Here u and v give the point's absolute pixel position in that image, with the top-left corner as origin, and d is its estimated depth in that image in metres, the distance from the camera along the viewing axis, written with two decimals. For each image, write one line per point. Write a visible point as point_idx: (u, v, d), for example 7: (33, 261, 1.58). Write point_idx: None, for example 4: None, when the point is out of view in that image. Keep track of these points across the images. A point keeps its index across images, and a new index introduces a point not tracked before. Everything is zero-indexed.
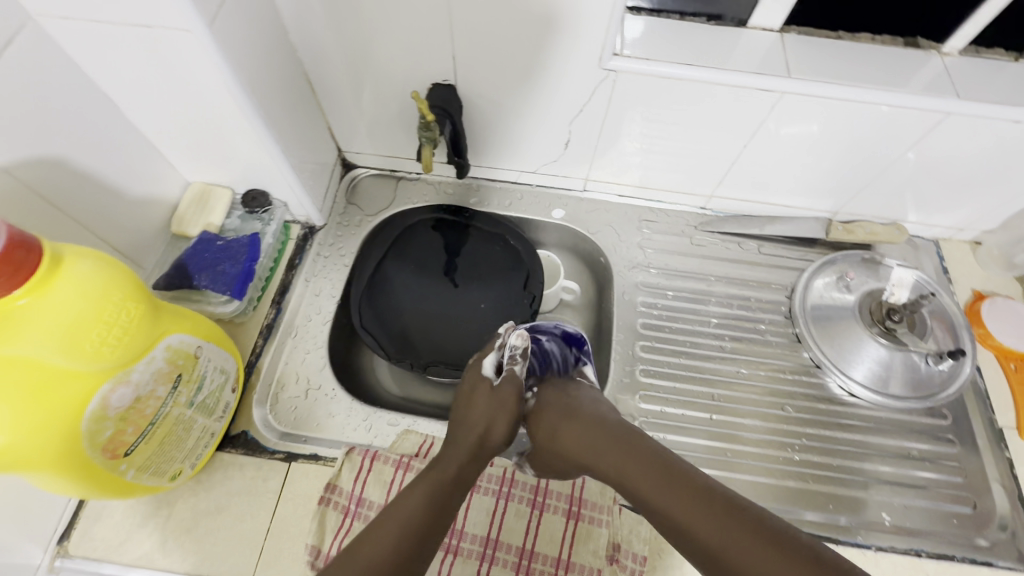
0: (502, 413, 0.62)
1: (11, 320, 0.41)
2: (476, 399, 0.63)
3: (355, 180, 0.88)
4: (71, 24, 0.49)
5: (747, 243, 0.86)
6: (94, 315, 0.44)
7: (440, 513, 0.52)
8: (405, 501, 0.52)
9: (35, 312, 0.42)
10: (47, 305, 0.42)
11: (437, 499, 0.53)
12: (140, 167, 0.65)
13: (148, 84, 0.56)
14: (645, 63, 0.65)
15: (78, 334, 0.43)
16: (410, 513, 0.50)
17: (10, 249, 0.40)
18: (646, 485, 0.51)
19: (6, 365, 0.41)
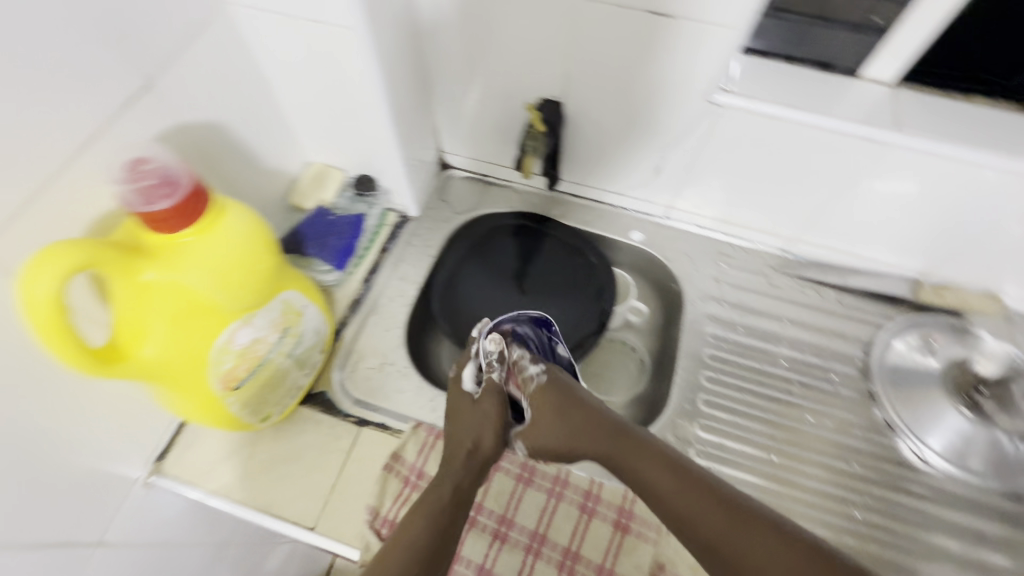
0: (486, 426, 0.62)
1: (179, 254, 0.46)
2: (461, 411, 0.63)
3: (449, 179, 0.94)
4: (257, 14, 0.58)
5: (825, 292, 0.85)
6: (240, 261, 0.49)
7: (445, 537, 0.54)
8: (407, 531, 0.54)
9: (197, 250, 0.46)
10: (208, 243, 0.47)
11: (439, 523, 0.55)
12: (277, 141, 0.73)
13: (301, 71, 0.64)
14: (753, 102, 0.67)
15: (227, 275, 0.48)
16: (417, 541, 0.53)
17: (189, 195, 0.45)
18: (658, 485, 0.54)
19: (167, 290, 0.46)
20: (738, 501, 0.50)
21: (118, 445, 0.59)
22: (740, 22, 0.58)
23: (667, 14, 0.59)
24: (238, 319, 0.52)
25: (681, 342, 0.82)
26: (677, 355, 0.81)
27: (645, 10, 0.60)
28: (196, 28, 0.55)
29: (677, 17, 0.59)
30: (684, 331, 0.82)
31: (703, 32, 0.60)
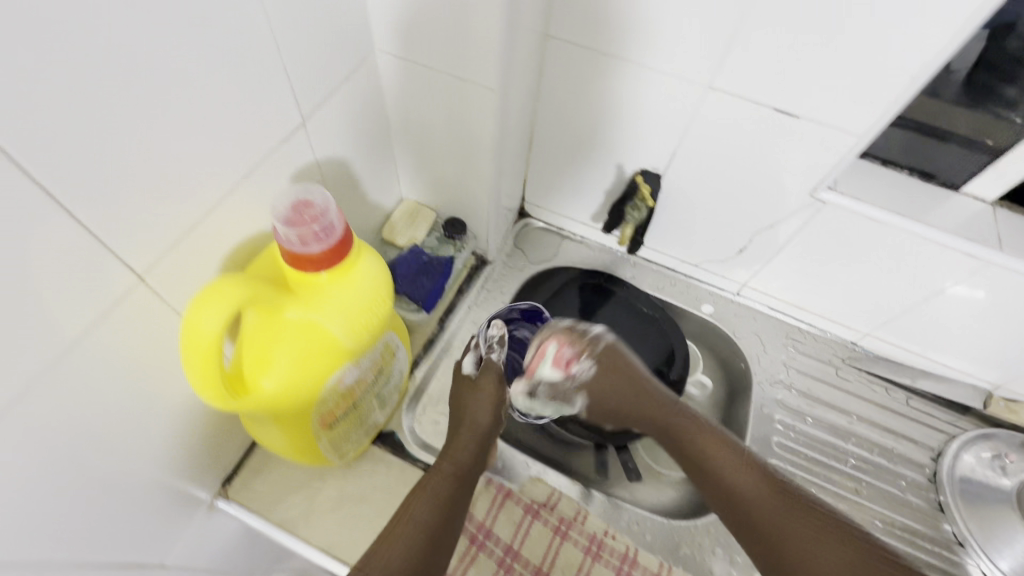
0: (485, 409, 0.68)
1: (319, 295, 0.46)
2: (463, 398, 0.69)
3: (525, 228, 0.95)
4: (400, 63, 0.60)
5: (895, 391, 0.85)
6: (367, 305, 0.50)
7: (446, 517, 0.57)
8: (413, 511, 0.57)
9: (335, 293, 0.47)
10: (344, 286, 0.47)
11: (442, 504, 0.58)
12: (381, 178, 0.74)
13: (425, 117, 0.66)
14: (858, 203, 0.67)
15: (355, 317, 0.49)
16: (421, 519, 0.56)
17: (342, 240, 0.45)
18: (723, 465, 0.58)
19: (301, 329, 0.46)
20: (790, 493, 0.56)
21: (198, 467, 0.58)
22: (866, 131, 0.58)
23: (793, 112, 0.60)
24: (350, 360, 0.51)
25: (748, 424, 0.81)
26: (745, 439, 0.80)
27: (771, 106, 0.61)
28: (346, 72, 0.57)
29: (802, 117, 0.60)
30: (751, 414, 0.82)
31: (826, 135, 0.61)
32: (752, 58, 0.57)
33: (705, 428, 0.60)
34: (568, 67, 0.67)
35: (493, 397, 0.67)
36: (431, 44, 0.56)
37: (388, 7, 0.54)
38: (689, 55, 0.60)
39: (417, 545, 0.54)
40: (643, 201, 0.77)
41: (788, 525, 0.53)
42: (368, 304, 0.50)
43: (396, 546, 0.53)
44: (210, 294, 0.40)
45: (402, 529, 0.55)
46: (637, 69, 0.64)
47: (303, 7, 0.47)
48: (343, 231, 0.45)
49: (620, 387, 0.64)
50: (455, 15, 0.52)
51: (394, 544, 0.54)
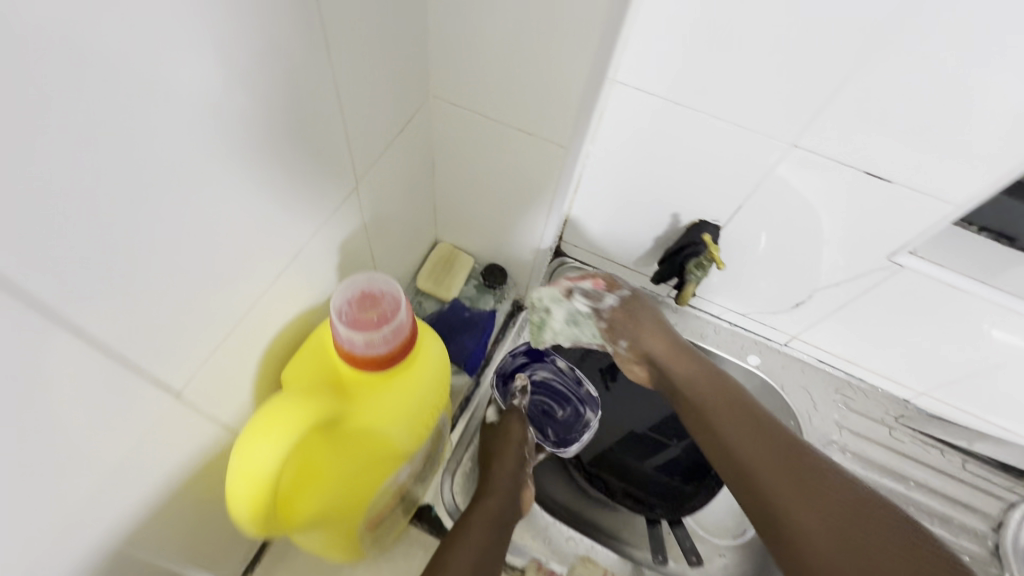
0: (513, 455, 0.65)
1: (381, 400, 0.42)
2: (492, 444, 0.66)
3: (560, 267, 0.89)
4: (458, 111, 0.54)
5: (949, 454, 0.81)
6: (429, 402, 0.46)
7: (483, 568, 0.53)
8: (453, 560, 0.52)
9: (397, 396, 0.43)
10: (408, 387, 0.43)
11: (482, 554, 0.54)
12: (419, 224, 0.68)
13: (476, 166, 0.60)
14: (941, 269, 0.63)
15: (417, 418, 0.45)
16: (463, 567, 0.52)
17: (407, 338, 0.42)
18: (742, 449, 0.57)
19: (360, 439, 0.42)
20: (817, 478, 0.52)
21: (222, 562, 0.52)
22: (965, 200, 0.54)
23: (885, 177, 0.56)
24: (405, 463, 0.47)
25: None
26: None
27: (861, 169, 0.56)
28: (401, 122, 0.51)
29: (894, 181, 0.56)
30: None
31: (918, 201, 0.56)
32: (848, 118, 0.53)
33: (728, 399, 0.62)
34: (630, 115, 0.61)
35: (518, 438, 0.66)
36: (497, 95, 0.50)
37: (457, 53, 0.48)
38: (773, 111, 0.55)
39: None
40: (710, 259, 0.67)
41: (807, 507, 0.50)
42: (430, 402, 0.46)
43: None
44: (269, 422, 0.36)
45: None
46: (710, 120, 0.58)
47: (360, 58, 0.41)
48: (410, 329, 0.42)
49: (664, 346, 0.67)
50: (535, 69, 0.46)
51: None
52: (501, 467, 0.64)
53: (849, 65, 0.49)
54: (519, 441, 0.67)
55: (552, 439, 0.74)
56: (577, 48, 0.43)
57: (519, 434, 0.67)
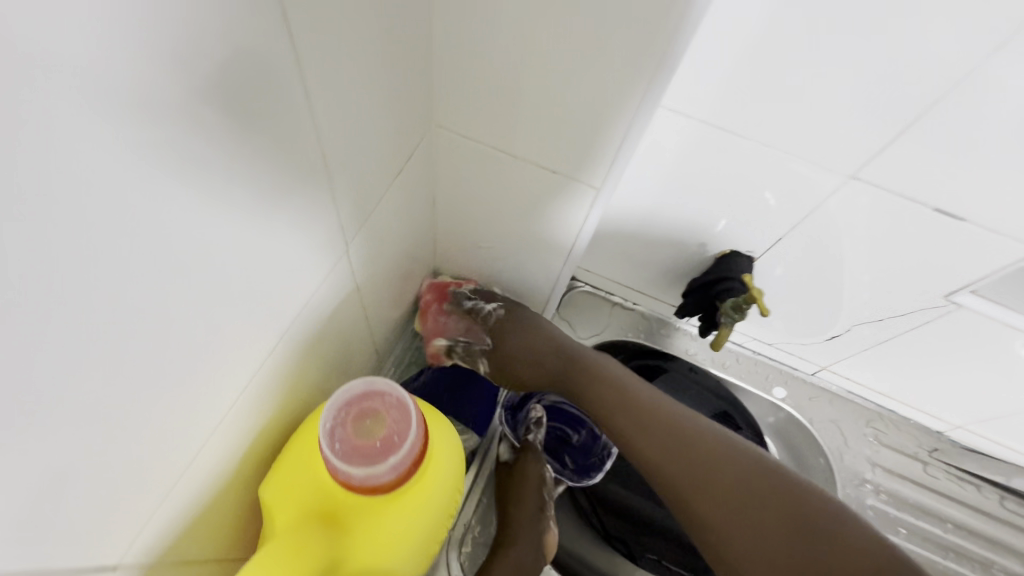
0: (530, 505, 0.63)
1: (388, 531, 0.44)
2: (509, 492, 0.63)
3: (569, 292, 0.81)
4: (466, 143, 0.46)
5: (986, 489, 0.76)
6: (440, 512, 0.48)
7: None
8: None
9: (406, 521, 0.45)
10: (415, 510, 0.45)
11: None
12: (416, 262, 0.59)
13: (488, 202, 0.52)
14: (1000, 310, 0.56)
15: (431, 531, 0.47)
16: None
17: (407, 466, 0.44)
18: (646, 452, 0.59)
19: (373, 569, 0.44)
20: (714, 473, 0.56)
21: None
22: None
23: (957, 215, 0.49)
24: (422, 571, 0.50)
25: None
26: None
27: (931, 205, 0.49)
28: (397, 159, 0.43)
29: (966, 220, 0.49)
30: None
31: (990, 242, 0.50)
32: (921, 152, 0.45)
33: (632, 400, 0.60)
34: (662, 138, 0.53)
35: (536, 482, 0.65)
36: (511, 125, 0.42)
37: (466, 78, 0.40)
38: (833, 140, 0.47)
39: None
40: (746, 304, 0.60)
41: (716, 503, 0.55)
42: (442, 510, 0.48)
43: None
44: None
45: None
46: (756, 148, 0.51)
47: (340, 92, 0.33)
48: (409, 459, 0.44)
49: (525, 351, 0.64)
50: (566, 101, 0.38)
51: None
52: (518, 518, 0.61)
53: (930, 94, 0.41)
54: (536, 486, 0.65)
55: (570, 469, 0.69)
56: (622, 81, 0.36)
57: (535, 481, 0.65)
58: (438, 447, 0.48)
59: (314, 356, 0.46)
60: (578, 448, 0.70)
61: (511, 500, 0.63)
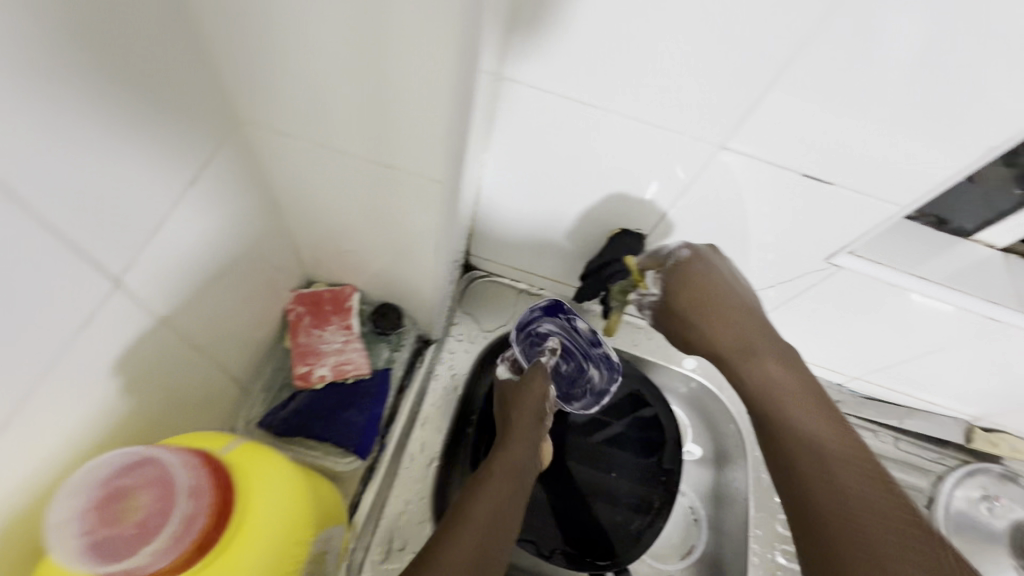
0: (529, 412, 0.59)
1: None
2: (512, 402, 0.60)
3: (471, 283, 0.76)
4: (284, 141, 0.38)
5: (883, 434, 0.79)
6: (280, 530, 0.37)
7: (502, 520, 0.47)
8: (473, 507, 0.46)
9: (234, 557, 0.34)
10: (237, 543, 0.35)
11: (502, 504, 0.48)
12: (275, 275, 0.52)
13: (337, 205, 0.45)
14: (882, 268, 0.57)
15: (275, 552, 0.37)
16: (482, 513, 0.46)
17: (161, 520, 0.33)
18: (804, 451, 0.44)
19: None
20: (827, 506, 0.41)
21: None
22: (912, 200, 0.47)
23: (826, 179, 0.48)
24: None
25: (744, 504, 0.71)
26: (746, 518, 0.70)
27: (798, 170, 0.47)
28: (196, 167, 0.35)
29: (834, 183, 0.48)
30: (751, 489, 0.71)
31: (860, 204, 0.49)
32: (783, 116, 0.43)
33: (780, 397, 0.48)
34: (529, 118, 0.50)
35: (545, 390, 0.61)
36: (326, 113, 0.35)
37: (254, 60, 0.33)
38: (700, 109, 0.44)
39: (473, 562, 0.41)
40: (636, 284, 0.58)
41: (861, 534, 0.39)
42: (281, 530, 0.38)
43: (460, 543, 0.42)
44: None
45: (468, 523, 0.45)
46: (620, 122, 0.48)
47: (79, 98, 0.25)
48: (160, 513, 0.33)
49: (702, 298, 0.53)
50: (378, 85, 0.32)
51: (462, 534, 0.43)
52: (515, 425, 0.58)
53: (784, 56, 0.39)
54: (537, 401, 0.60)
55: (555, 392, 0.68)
56: (426, 56, 0.29)
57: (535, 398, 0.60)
58: (257, 523, 0.36)
59: (156, 403, 0.39)
60: (566, 378, 0.68)
61: (514, 411, 0.59)
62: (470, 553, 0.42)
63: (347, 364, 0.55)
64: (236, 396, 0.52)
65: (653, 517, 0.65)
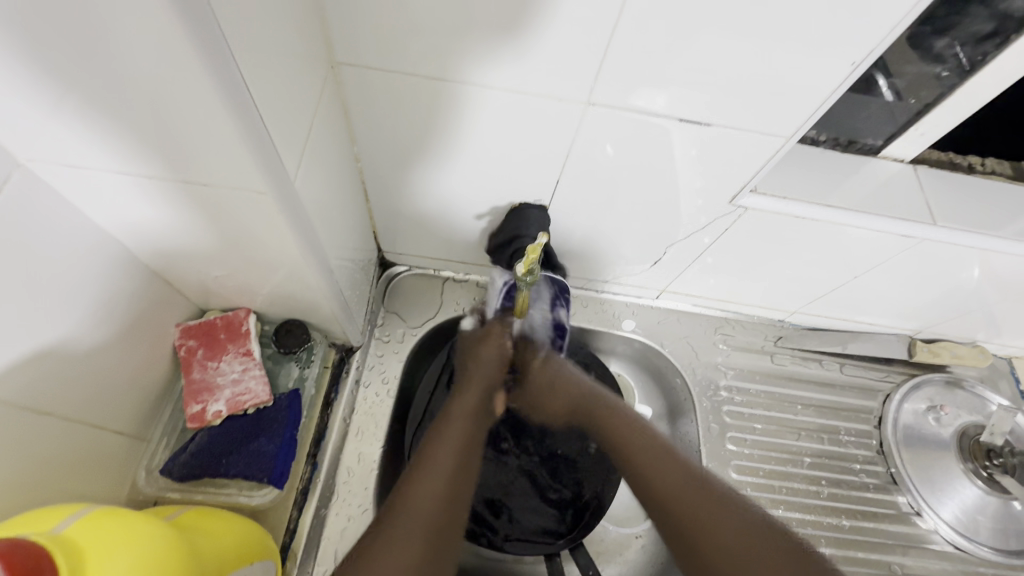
0: (486, 363, 0.59)
1: (104, 537, 0.32)
2: (467, 354, 0.60)
3: (392, 281, 0.73)
4: (85, 173, 0.36)
5: (828, 362, 0.78)
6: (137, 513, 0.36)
7: (466, 466, 0.48)
8: (437, 456, 0.47)
9: (112, 529, 0.33)
10: (102, 519, 0.33)
11: (466, 450, 0.49)
12: (154, 313, 0.49)
13: (179, 232, 0.42)
14: (784, 202, 0.55)
15: (150, 527, 0.35)
16: (443, 462, 0.46)
17: (21, 553, 0.28)
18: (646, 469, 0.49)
19: (133, 561, 0.32)
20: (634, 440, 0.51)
21: None
22: (796, 131, 0.46)
23: (702, 120, 0.46)
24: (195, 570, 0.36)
25: (699, 456, 0.71)
26: None
27: (676, 117, 0.46)
28: None
29: (713, 124, 0.46)
30: (702, 440, 0.71)
31: (742, 139, 0.48)
32: (636, 60, 0.41)
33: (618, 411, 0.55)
34: (393, 101, 0.47)
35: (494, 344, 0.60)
36: (111, 136, 0.32)
37: (2, 93, 0.29)
38: (550, 70, 0.43)
39: (445, 502, 0.44)
40: (525, 273, 0.52)
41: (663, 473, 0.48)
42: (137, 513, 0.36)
43: (423, 494, 0.43)
44: None
45: (429, 470, 0.45)
46: (476, 91, 0.46)
47: None
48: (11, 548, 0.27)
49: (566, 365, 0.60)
50: (141, 93, 0.29)
51: (426, 478, 0.45)
52: (471, 378, 0.57)
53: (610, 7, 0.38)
54: (492, 352, 0.59)
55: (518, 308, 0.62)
56: (162, 51, 0.26)
57: (491, 347, 0.60)
58: (116, 530, 0.33)
59: (14, 470, 0.37)
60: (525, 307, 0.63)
61: (470, 360, 0.60)
62: (432, 504, 0.43)
63: (245, 395, 0.53)
64: (126, 447, 0.49)
65: (608, 482, 0.63)
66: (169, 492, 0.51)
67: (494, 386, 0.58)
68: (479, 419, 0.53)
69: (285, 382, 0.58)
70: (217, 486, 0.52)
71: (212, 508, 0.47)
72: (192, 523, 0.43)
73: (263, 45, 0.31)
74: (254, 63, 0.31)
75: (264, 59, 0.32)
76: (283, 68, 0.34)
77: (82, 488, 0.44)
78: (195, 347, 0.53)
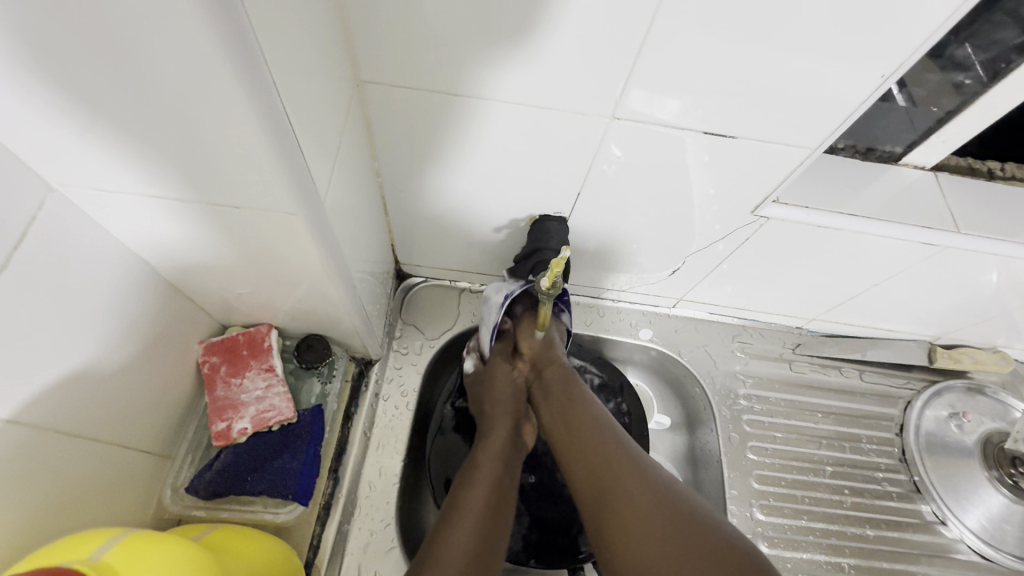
0: (505, 399, 0.58)
1: (138, 563, 0.32)
2: (482, 392, 0.60)
3: (409, 293, 0.73)
4: (117, 196, 0.36)
5: (848, 369, 0.78)
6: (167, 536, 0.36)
7: (496, 512, 0.47)
8: (469, 501, 0.46)
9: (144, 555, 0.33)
10: (132, 545, 0.33)
11: (494, 493, 0.48)
12: (178, 331, 0.50)
13: (206, 252, 0.42)
14: (807, 211, 0.55)
15: (182, 550, 0.35)
16: (474, 508, 0.46)
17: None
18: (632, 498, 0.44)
19: None
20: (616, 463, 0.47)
21: None
22: (821, 142, 0.46)
23: (726, 133, 0.46)
24: None
25: (719, 465, 0.70)
26: (721, 479, 0.70)
27: (701, 129, 0.46)
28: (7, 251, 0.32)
29: (737, 136, 0.46)
30: (722, 450, 0.71)
31: (765, 151, 0.47)
32: (661, 73, 0.41)
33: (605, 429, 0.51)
34: (414, 116, 0.47)
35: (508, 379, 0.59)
36: (142, 160, 0.32)
37: (40, 120, 0.30)
38: (574, 84, 0.43)
39: (475, 553, 0.42)
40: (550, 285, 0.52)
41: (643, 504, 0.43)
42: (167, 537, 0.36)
43: (454, 542, 0.42)
44: None
45: (462, 517, 0.45)
46: (498, 106, 0.46)
47: None
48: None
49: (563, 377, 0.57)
50: (177, 119, 0.29)
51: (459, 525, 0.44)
52: (493, 416, 0.56)
53: (636, 21, 0.38)
54: (507, 387, 0.59)
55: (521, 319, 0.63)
56: (201, 78, 0.27)
57: (506, 382, 0.59)
58: (149, 555, 0.33)
59: (48, 490, 0.38)
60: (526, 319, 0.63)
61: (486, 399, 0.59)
62: (466, 551, 0.42)
63: (269, 412, 0.53)
64: (153, 465, 0.49)
65: None
66: (194, 510, 0.51)
67: (517, 421, 0.57)
68: (507, 460, 0.53)
69: (307, 398, 0.59)
70: (241, 503, 0.52)
71: (239, 528, 0.47)
72: (221, 546, 0.42)
73: (295, 67, 0.31)
74: (288, 86, 0.31)
75: (297, 81, 0.32)
76: (313, 90, 0.34)
77: (111, 506, 0.44)
78: (220, 364, 0.53)
